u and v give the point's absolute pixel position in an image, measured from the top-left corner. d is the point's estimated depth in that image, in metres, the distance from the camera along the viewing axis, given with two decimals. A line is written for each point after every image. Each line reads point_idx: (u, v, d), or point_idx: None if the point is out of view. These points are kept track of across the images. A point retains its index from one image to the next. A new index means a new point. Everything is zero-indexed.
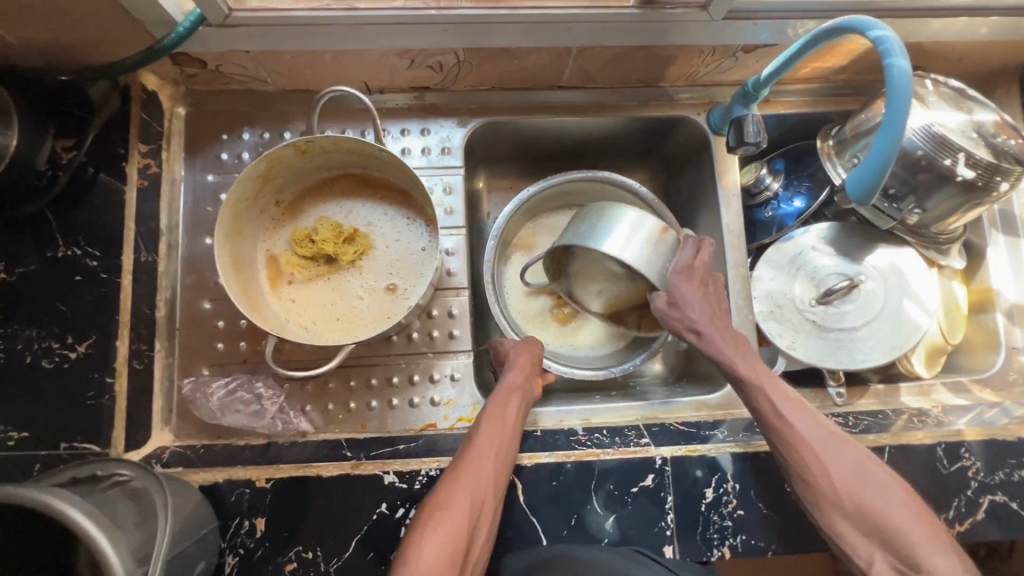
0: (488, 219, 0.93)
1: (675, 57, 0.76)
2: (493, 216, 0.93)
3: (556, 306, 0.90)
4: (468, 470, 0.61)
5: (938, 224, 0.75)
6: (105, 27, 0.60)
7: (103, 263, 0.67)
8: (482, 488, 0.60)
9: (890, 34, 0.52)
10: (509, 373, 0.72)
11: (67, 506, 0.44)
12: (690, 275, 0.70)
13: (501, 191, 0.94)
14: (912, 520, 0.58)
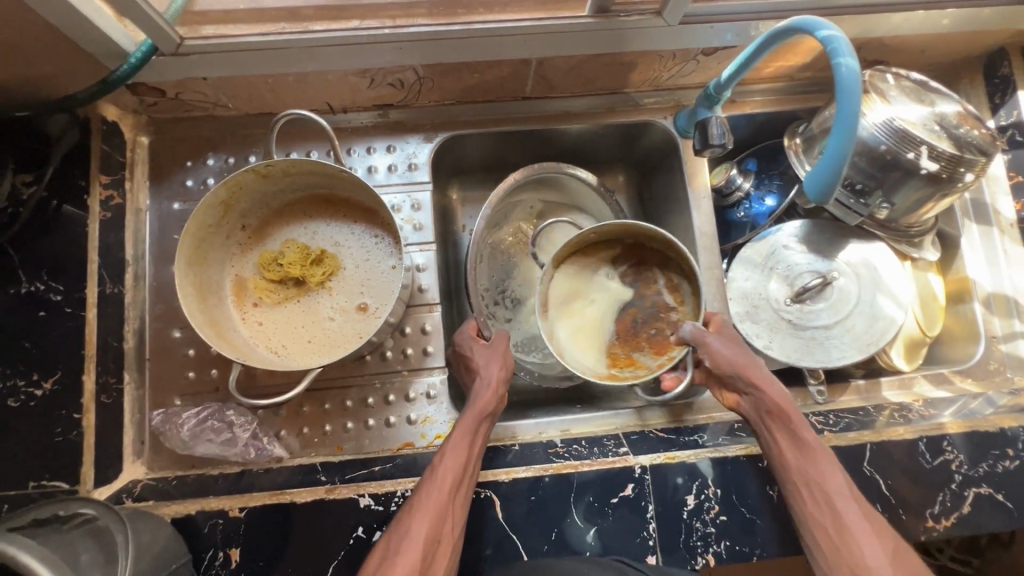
0: (464, 232, 0.91)
1: (637, 63, 0.76)
2: (469, 229, 0.92)
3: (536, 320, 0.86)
4: (425, 501, 0.59)
5: (908, 215, 0.75)
6: (56, 60, 0.59)
7: (67, 297, 0.66)
8: (449, 510, 0.59)
9: (838, 33, 0.52)
10: (479, 384, 0.68)
11: (18, 549, 0.43)
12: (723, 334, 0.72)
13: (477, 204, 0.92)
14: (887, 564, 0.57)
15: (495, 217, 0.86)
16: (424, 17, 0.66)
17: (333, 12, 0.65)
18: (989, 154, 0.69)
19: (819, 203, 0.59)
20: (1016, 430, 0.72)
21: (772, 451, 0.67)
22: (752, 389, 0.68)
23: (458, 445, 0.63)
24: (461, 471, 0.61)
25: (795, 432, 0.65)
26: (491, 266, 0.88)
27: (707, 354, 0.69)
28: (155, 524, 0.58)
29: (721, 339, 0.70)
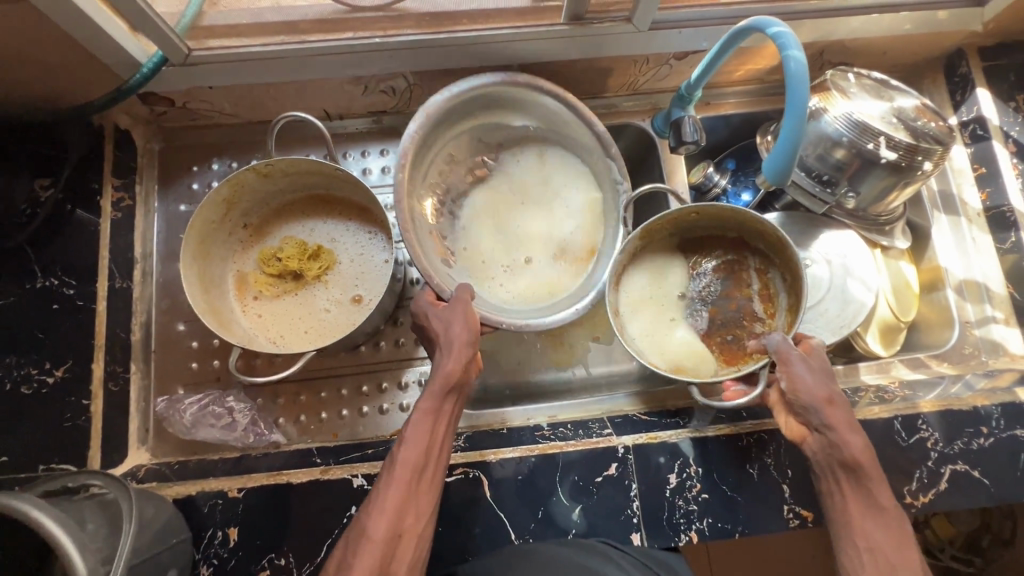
0: None
1: (613, 68, 0.81)
2: None
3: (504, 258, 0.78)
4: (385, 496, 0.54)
5: (875, 204, 0.79)
6: (76, 68, 0.65)
7: (79, 291, 0.71)
8: (411, 503, 0.55)
9: (787, 30, 0.58)
10: (442, 353, 0.63)
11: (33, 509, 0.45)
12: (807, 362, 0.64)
13: None
14: None
15: (433, 154, 0.76)
16: (412, 28, 0.71)
17: (329, 24, 0.71)
18: (945, 144, 0.73)
19: (775, 186, 0.64)
20: (989, 408, 0.74)
21: (834, 500, 0.61)
22: (829, 431, 0.60)
23: (418, 429, 0.59)
24: (423, 457, 0.58)
25: (867, 489, 0.59)
26: (445, 209, 0.79)
27: (785, 375, 0.64)
28: (158, 500, 0.62)
29: (806, 363, 0.64)
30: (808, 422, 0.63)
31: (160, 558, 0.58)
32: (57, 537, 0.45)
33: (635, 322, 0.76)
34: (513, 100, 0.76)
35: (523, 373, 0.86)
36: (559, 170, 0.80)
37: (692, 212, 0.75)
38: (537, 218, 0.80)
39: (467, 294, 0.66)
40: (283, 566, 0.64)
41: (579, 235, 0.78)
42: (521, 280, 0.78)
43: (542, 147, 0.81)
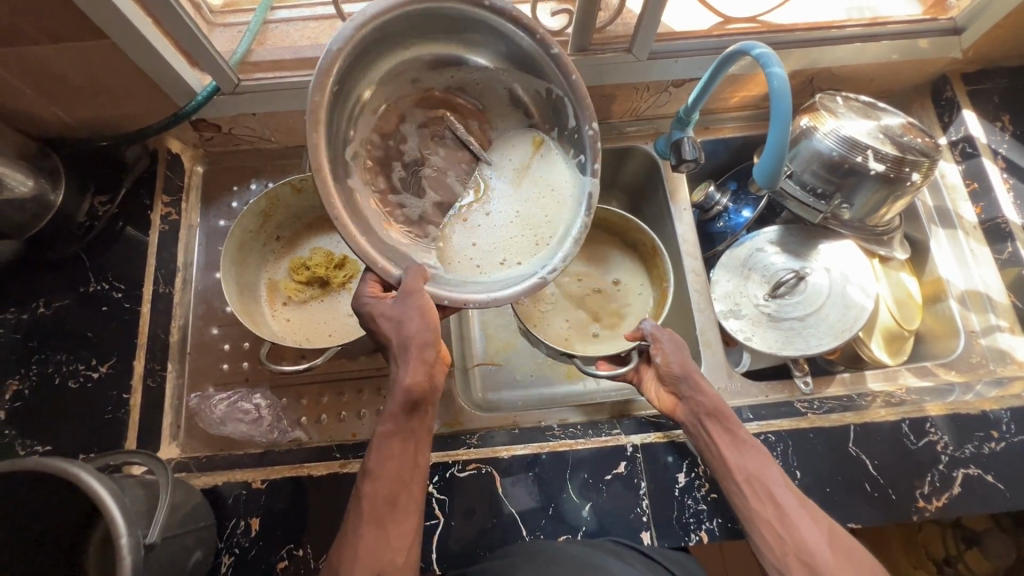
0: None
1: (616, 94, 0.88)
2: None
3: (473, 218, 0.68)
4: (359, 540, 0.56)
5: (870, 216, 0.83)
6: (138, 97, 0.75)
7: (126, 294, 0.79)
8: (388, 533, 0.57)
9: (768, 51, 0.64)
10: (396, 370, 0.62)
11: (80, 469, 0.50)
12: (676, 349, 0.74)
13: None
14: (823, 542, 0.60)
15: (353, 93, 0.63)
16: None
17: None
18: (932, 157, 0.77)
19: (769, 188, 0.70)
20: (998, 413, 0.75)
21: (710, 451, 0.69)
22: (694, 391, 0.71)
23: (382, 457, 0.60)
24: (393, 485, 0.59)
25: (729, 430, 0.68)
26: (387, 163, 0.68)
27: (659, 353, 0.73)
28: (188, 485, 0.66)
29: (671, 339, 0.74)
30: (675, 389, 0.73)
31: (187, 539, 0.61)
32: (98, 494, 0.49)
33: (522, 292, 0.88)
34: (451, 25, 0.64)
35: (537, 382, 0.89)
36: (519, 108, 0.71)
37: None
38: (501, 165, 0.70)
39: (417, 283, 0.60)
40: (301, 557, 0.67)
41: (552, 190, 0.68)
42: (494, 243, 0.67)
43: (501, 86, 0.70)
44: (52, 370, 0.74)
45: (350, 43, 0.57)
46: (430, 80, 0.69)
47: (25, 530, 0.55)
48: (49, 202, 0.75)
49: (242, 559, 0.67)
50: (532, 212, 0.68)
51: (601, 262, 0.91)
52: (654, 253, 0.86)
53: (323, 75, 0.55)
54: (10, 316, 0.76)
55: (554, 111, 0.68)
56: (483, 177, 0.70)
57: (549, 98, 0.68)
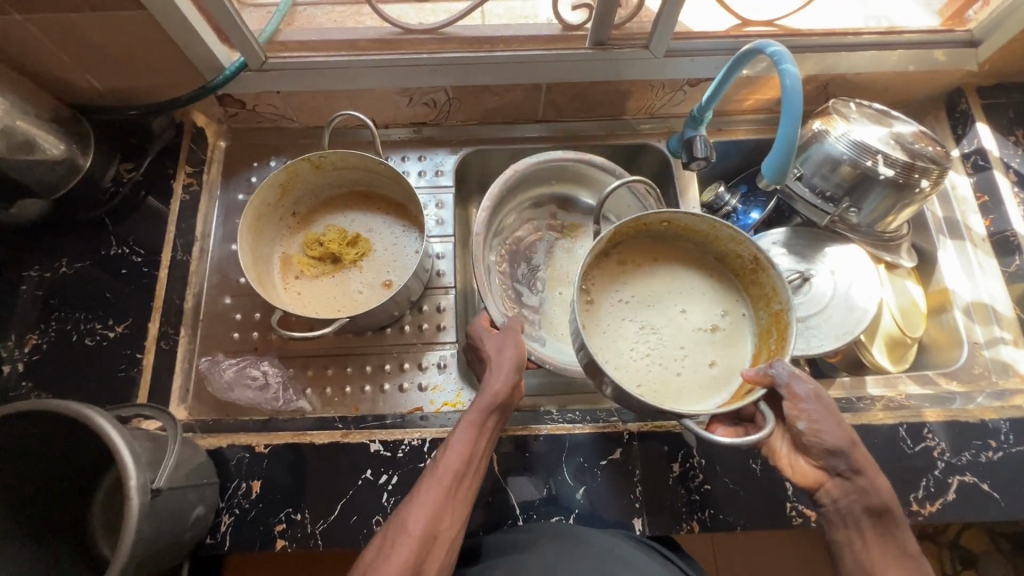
0: (591, 292, 0.71)
1: (632, 91, 0.90)
2: (595, 291, 0.71)
3: (567, 310, 0.86)
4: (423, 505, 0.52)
5: (878, 222, 0.84)
6: (169, 69, 0.78)
7: (145, 259, 0.81)
8: (449, 504, 0.54)
9: (783, 49, 0.65)
10: (493, 371, 0.62)
11: (87, 408, 0.52)
12: (822, 404, 0.59)
13: (597, 278, 0.71)
14: None
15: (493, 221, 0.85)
16: (455, 48, 0.83)
17: (386, 44, 0.84)
18: (943, 165, 0.78)
19: (776, 186, 0.70)
20: (997, 422, 0.75)
21: (853, 549, 0.56)
22: (858, 477, 0.57)
23: (463, 437, 0.57)
24: (466, 467, 0.56)
25: (894, 538, 0.55)
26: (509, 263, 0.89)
27: (802, 418, 0.59)
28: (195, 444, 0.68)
29: (814, 394, 0.59)
30: (828, 467, 0.59)
31: (191, 496, 0.63)
32: (105, 432, 0.51)
33: (599, 329, 0.69)
34: (583, 180, 0.91)
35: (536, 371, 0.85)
36: None
37: (662, 220, 0.70)
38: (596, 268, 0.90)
39: (518, 325, 0.65)
40: (299, 521, 0.69)
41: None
42: None
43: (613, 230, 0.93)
44: (70, 328, 0.77)
45: (522, 169, 0.83)
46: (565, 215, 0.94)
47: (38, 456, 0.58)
48: (77, 166, 0.78)
49: (241, 519, 0.69)
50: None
51: (684, 285, 0.73)
52: (754, 265, 0.68)
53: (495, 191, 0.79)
54: (35, 273, 0.79)
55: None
56: (576, 280, 0.89)
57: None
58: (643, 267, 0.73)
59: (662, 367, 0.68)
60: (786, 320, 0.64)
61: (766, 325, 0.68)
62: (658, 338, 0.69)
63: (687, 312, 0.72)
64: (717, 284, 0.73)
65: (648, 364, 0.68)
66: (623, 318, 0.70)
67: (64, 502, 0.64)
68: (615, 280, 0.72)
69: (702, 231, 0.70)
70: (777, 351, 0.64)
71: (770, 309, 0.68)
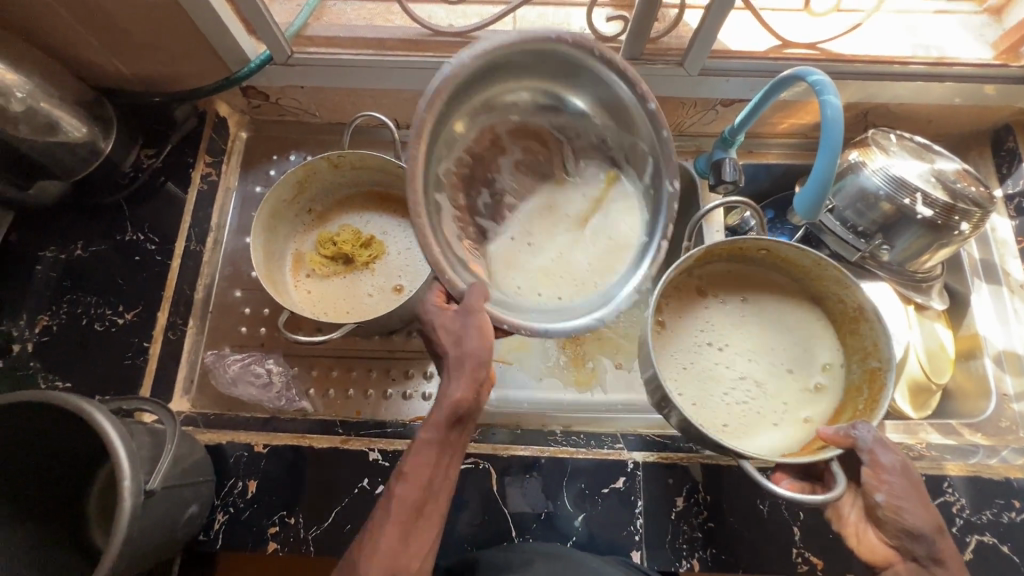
0: (679, 317, 0.76)
1: (662, 107, 0.87)
2: (682, 318, 0.76)
3: (530, 248, 0.68)
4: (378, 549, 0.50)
5: (911, 261, 0.80)
6: (194, 58, 0.77)
7: (159, 247, 0.81)
8: (410, 535, 0.52)
9: (825, 78, 0.62)
10: (448, 379, 0.56)
11: (84, 402, 0.52)
12: (907, 479, 0.55)
13: (681, 303, 0.77)
14: None
15: (445, 128, 0.61)
16: None
17: (414, 45, 0.82)
18: (985, 208, 0.74)
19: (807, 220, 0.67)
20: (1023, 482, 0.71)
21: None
22: (936, 566, 0.53)
23: (418, 463, 0.54)
24: (424, 493, 0.54)
25: None
26: (463, 182, 0.67)
27: (881, 490, 0.55)
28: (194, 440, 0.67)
29: (900, 469, 0.56)
30: (903, 548, 0.55)
31: (184, 493, 0.62)
32: (102, 428, 0.51)
33: (680, 354, 0.74)
34: (563, 68, 0.64)
35: (546, 386, 0.86)
36: (609, 158, 0.71)
37: (761, 247, 0.73)
38: (568, 196, 0.71)
39: (479, 301, 0.57)
40: (292, 526, 0.68)
41: (615, 232, 0.68)
42: (546, 275, 0.67)
43: (596, 135, 0.71)
44: (81, 312, 0.77)
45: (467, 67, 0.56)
46: (544, 117, 0.71)
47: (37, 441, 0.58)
48: (99, 149, 0.78)
49: (235, 519, 0.68)
50: (596, 260, 0.68)
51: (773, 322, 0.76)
52: (856, 315, 0.69)
53: (435, 93, 0.54)
54: (50, 254, 0.80)
55: (636, 159, 0.68)
56: (542, 207, 0.70)
57: (631, 145, 0.68)
58: (731, 299, 0.77)
59: (741, 402, 0.72)
60: (880, 382, 0.65)
61: (858, 381, 0.70)
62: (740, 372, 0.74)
63: (776, 351, 0.75)
64: (811, 325, 0.76)
65: (728, 395, 0.72)
66: (708, 346, 0.75)
67: (59, 489, 0.64)
68: (699, 308, 0.77)
69: (805, 267, 0.72)
70: (861, 412, 0.65)
71: (865, 364, 0.69)
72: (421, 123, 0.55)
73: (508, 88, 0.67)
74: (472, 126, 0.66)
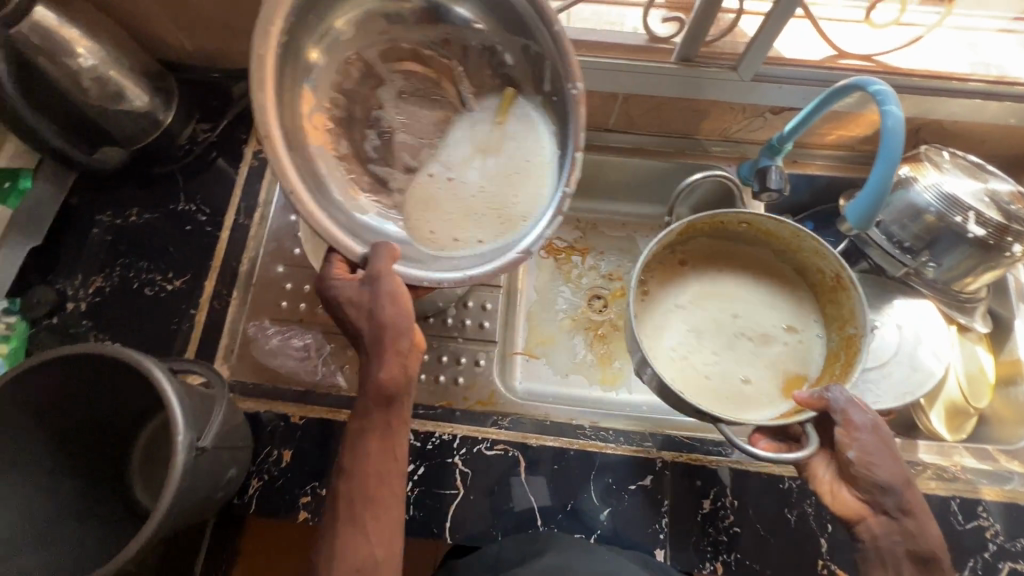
0: (661, 287, 0.81)
1: (710, 111, 0.87)
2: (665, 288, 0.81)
3: (445, 187, 0.70)
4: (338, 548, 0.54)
5: (955, 280, 0.79)
6: None
7: (210, 219, 0.84)
8: (369, 526, 0.55)
9: (887, 87, 0.62)
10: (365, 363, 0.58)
11: (143, 357, 0.55)
12: (881, 438, 0.57)
13: (663, 271, 0.81)
14: None
15: (297, 56, 0.65)
16: None
17: None
18: None
19: (859, 228, 0.68)
20: None
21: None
22: (907, 518, 0.55)
23: (358, 457, 0.56)
24: (370, 482, 0.56)
25: None
26: (352, 132, 0.71)
27: (852, 445, 0.57)
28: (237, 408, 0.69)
29: (873, 426, 0.58)
30: (874, 501, 0.57)
31: (227, 456, 0.64)
32: (160, 383, 0.54)
33: (655, 320, 0.79)
34: None
35: (570, 383, 0.87)
36: (504, 74, 0.72)
37: (742, 221, 0.77)
38: (477, 122, 0.72)
39: (383, 265, 0.59)
40: (323, 498, 0.69)
41: (528, 155, 0.69)
42: (463, 212, 0.68)
43: (489, 49, 0.72)
44: (132, 276, 0.80)
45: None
46: (410, 36, 0.73)
47: (98, 388, 0.63)
48: (158, 121, 0.80)
49: (269, 485, 0.70)
50: (508, 181, 0.69)
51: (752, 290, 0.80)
52: (835, 283, 0.73)
53: (266, 25, 0.56)
54: (106, 219, 0.83)
55: (542, 66, 0.68)
56: (447, 141, 0.72)
57: (527, 56, 0.69)
58: (709, 269, 0.82)
59: (715, 367, 0.76)
60: (855, 348, 0.69)
61: (838, 348, 0.74)
62: (718, 345, 0.78)
63: (754, 318, 0.79)
64: (793, 296, 0.80)
65: (706, 365, 0.76)
66: (687, 320, 0.79)
67: (104, 439, 0.69)
68: (677, 278, 0.81)
69: (784, 238, 0.76)
70: (838, 376, 0.70)
71: (842, 332, 0.74)
72: (259, 66, 0.56)
73: (369, 23, 0.71)
74: (332, 69, 0.70)
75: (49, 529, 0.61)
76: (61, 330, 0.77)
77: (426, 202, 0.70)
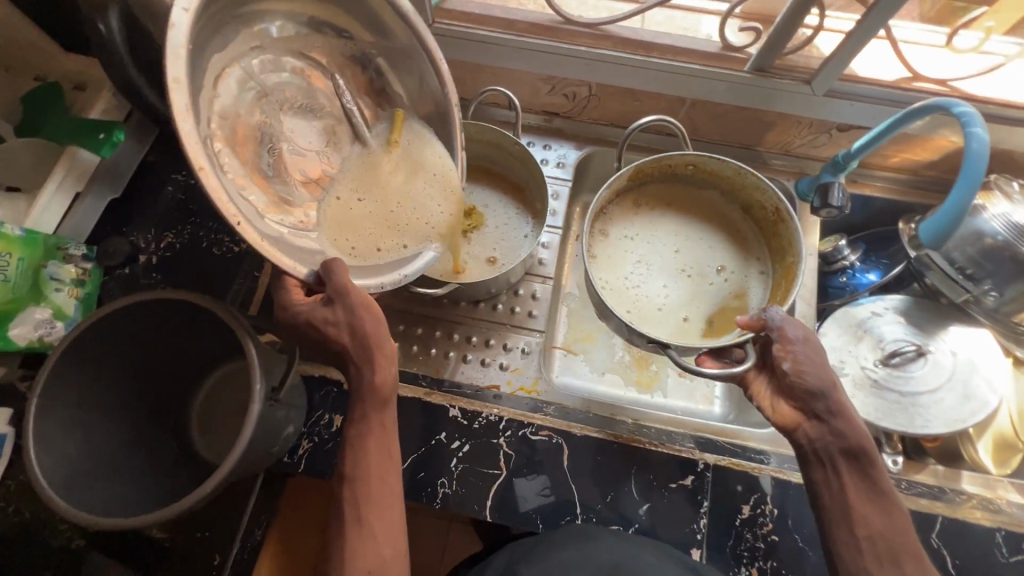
0: (619, 229, 0.88)
1: (776, 123, 0.88)
2: (623, 232, 0.88)
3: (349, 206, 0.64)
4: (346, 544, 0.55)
5: (1015, 313, 0.79)
6: None
7: None
8: (375, 530, 0.56)
9: (972, 111, 0.66)
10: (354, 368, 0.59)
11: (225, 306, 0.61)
12: (813, 347, 0.61)
13: (622, 215, 0.88)
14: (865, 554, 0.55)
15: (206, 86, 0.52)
16: (612, 45, 0.82)
17: (545, 30, 0.84)
18: None
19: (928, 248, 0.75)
20: None
21: (829, 487, 0.59)
22: (835, 419, 0.58)
23: (356, 460, 0.57)
24: (373, 482, 0.57)
25: (867, 474, 0.57)
26: (244, 148, 0.57)
27: (787, 358, 0.61)
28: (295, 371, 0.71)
29: (805, 339, 0.61)
30: (807, 408, 0.60)
31: (286, 415, 0.67)
32: (242, 333, 0.59)
33: (610, 259, 0.86)
34: None
35: (607, 381, 0.88)
36: (379, 92, 0.68)
37: (688, 163, 0.84)
38: (366, 152, 0.66)
39: (343, 277, 0.56)
40: None
41: (428, 168, 0.69)
42: (375, 226, 0.65)
43: (370, 65, 0.66)
44: (201, 235, 0.83)
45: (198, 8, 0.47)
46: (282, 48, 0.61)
47: (179, 335, 0.69)
48: None
49: (318, 448, 0.72)
50: (420, 195, 0.68)
51: (701, 228, 0.88)
52: (775, 217, 0.81)
53: (179, 49, 0.45)
54: (180, 178, 0.86)
55: (401, 70, 0.67)
56: (345, 160, 0.66)
57: (406, 68, 0.67)
58: (663, 211, 0.89)
59: (660, 297, 0.84)
60: (793, 273, 0.77)
61: (780, 277, 0.81)
62: (668, 281, 0.85)
63: (702, 257, 0.86)
64: (739, 235, 0.87)
65: (654, 295, 0.84)
66: (641, 257, 0.86)
67: (169, 386, 0.74)
68: (633, 219, 0.88)
69: (727, 177, 0.84)
70: (779, 298, 0.78)
71: (784, 262, 0.81)
72: (173, 64, 0.45)
73: (247, 29, 0.57)
74: (226, 82, 0.56)
75: (118, 462, 0.65)
76: (129, 281, 0.80)
77: (339, 221, 0.63)
